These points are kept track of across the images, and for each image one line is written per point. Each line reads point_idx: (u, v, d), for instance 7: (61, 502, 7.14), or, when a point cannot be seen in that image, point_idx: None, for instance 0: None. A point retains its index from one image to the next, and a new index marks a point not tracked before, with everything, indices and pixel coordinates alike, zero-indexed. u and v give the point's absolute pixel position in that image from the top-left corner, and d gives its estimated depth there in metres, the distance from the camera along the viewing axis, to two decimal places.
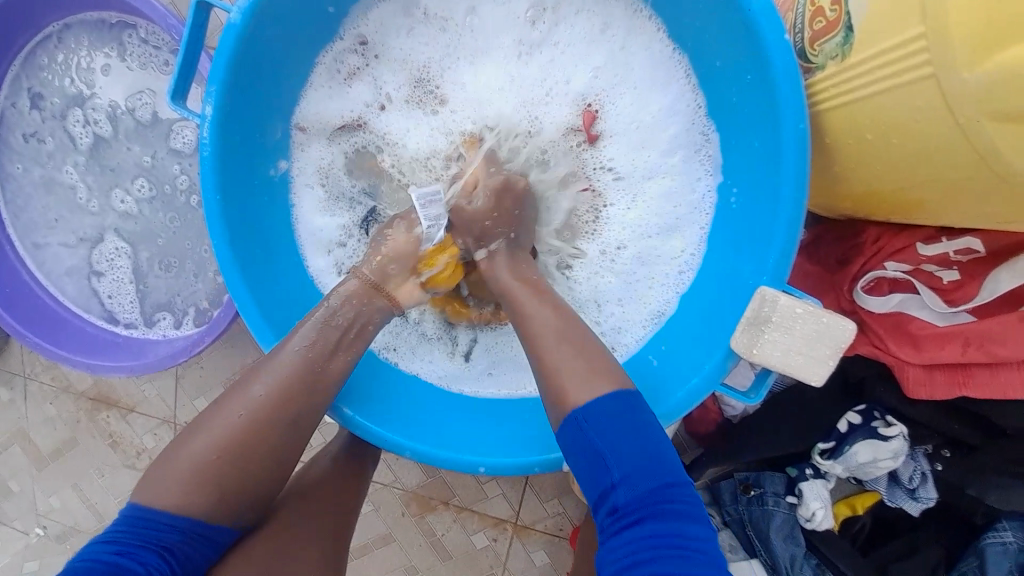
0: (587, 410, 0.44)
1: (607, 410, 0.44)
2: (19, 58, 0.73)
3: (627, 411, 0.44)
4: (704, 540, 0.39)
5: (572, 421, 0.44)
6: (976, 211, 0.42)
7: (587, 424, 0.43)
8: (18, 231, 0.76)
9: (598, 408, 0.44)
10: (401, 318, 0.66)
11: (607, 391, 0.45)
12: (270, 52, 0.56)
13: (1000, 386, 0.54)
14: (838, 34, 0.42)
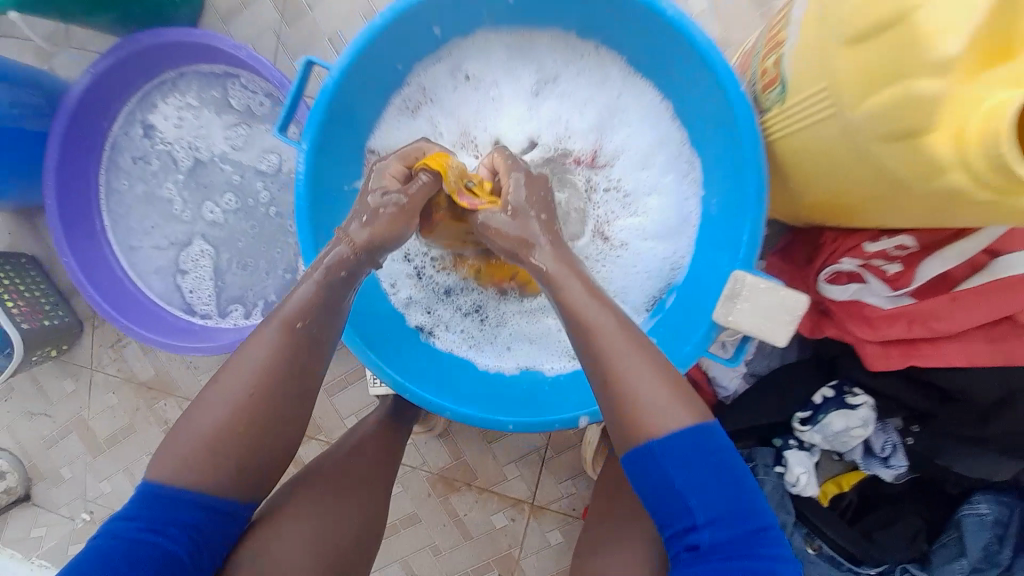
0: (661, 438, 0.49)
1: (681, 435, 0.49)
2: (134, 96, 0.87)
3: (703, 449, 0.49)
4: (773, 556, 0.48)
5: (646, 452, 0.49)
6: (896, 214, 0.50)
7: (662, 445, 0.49)
8: (118, 236, 0.91)
9: (673, 433, 0.49)
10: (438, 293, 0.78)
11: (686, 425, 0.49)
12: (354, 98, 0.67)
13: (943, 357, 0.60)
14: (778, 87, 0.54)
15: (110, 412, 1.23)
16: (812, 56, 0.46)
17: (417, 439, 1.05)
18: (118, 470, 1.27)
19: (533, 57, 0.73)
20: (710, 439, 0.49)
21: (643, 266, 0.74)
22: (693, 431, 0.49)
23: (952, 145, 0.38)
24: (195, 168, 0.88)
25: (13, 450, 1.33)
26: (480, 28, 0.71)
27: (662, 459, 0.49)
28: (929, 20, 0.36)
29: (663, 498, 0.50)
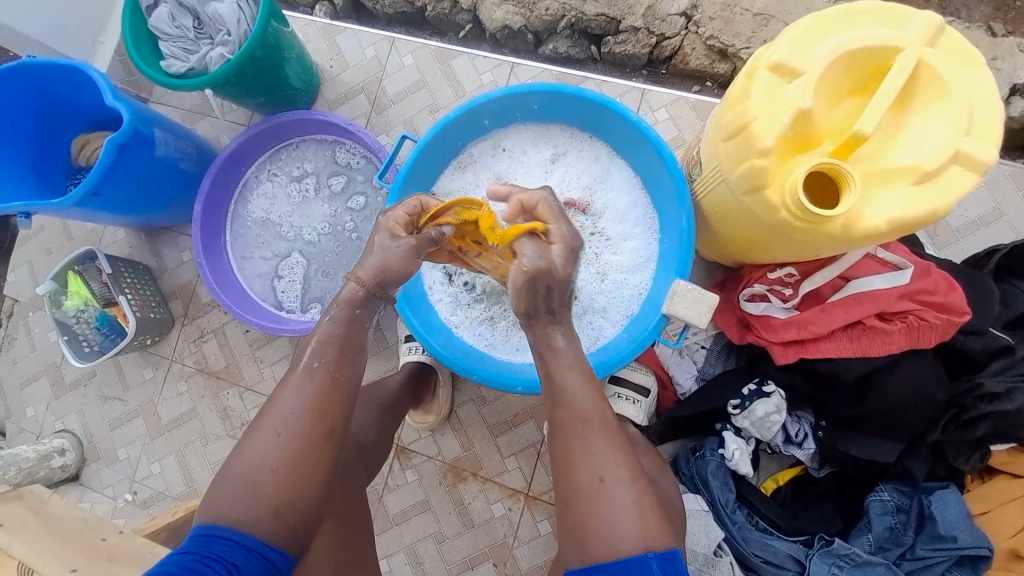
0: (659, 554, 0.62)
1: (671, 557, 0.63)
2: (266, 152, 1.23)
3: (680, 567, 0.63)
4: None
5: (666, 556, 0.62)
6: (768, 248, 0.78)
7: (659, 563, 0.62)
8: (234, 248, 1.23)
9: (666, 554, 0.62)
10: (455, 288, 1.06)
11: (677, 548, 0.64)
12: (427, 160, 1.02)
13: (825, 352, 0.85)
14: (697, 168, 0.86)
15: (178, 398, 1.32)
16: (710, 147, 0.77)
17: (434, 430, 1.19)
18: (171, 453, 1.30)
19: (548, 140, 1.07)
20: (682, 565, 0.63)
21: (619, 286, 1.02)
22: (672, 557, 0.63)
23: (780, 195, 0.67)
24: (304, 204, 1.23)
25: (75, 432, 1.34)
26: (515, 122, 1.06)
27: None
28: (758, 129, 0.66)
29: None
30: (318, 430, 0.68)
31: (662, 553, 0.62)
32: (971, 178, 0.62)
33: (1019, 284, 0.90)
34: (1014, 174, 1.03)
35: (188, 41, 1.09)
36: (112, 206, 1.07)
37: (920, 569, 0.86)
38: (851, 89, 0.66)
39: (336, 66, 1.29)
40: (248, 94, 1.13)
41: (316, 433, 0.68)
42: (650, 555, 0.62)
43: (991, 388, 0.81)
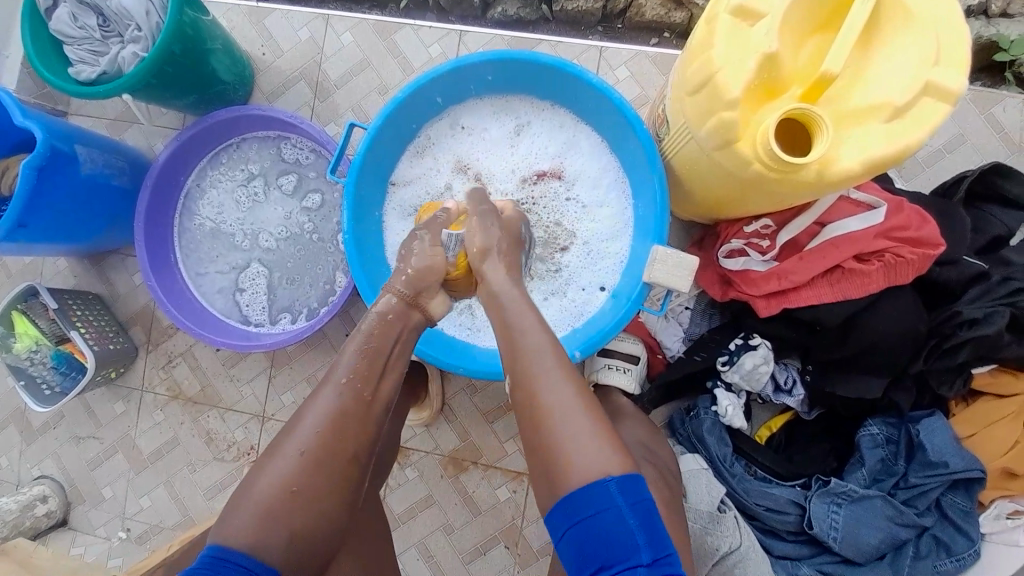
0: (618, 476, 0.59)
1: (630, 478, 0.59)
2: (206, 158, 1.14)
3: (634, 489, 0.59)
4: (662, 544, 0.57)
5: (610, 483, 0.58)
6: (744, 202, 0.75)
7: (619, 484, 0.58)
8: (188, 265, 1.15)
9: (625, 476, 0.59)
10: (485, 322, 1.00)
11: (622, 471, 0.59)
12: (381, 147, 0.95)
13: (808, 299, 0.85)
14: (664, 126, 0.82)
15: (156, 428, 1.25)
16: (676, 102, 0.73)
17: (429, 425, 1.17)
18: (159, 484, 1.24)
19: (508, 113, 1.01)
20: (641, 486, 0.60)
21: (596, 258, 0.99)
22: (631, 478, 0.60)
23: (752, 146, 0.64)
24: (255, 209, 1.15)
25: (55, 476, 1.25)
26: (469, 96, 0.99)
27: (618, 499, 0.58)
28: (724, 79, 0.62)
29: (595, 536, 0.57)
30: (304, 448, 0.64)
31: (620, 475, 0.59)
32: (943, 109, 0.60)
33: (987, 209, 0.91)
34: (975, 97, 1.02)
35: (94, 42, 0.97)
36: (47, 236, 0.98)
37: (913, 497, 0.89)
38: (816, 25, 0.62)
39: (270, 53, 1.18)
40: (174, 95, 1.02)
41: (302, 453, 0.64)
42: (606, 480, 0.59)
43: (969, 314, 0.83)
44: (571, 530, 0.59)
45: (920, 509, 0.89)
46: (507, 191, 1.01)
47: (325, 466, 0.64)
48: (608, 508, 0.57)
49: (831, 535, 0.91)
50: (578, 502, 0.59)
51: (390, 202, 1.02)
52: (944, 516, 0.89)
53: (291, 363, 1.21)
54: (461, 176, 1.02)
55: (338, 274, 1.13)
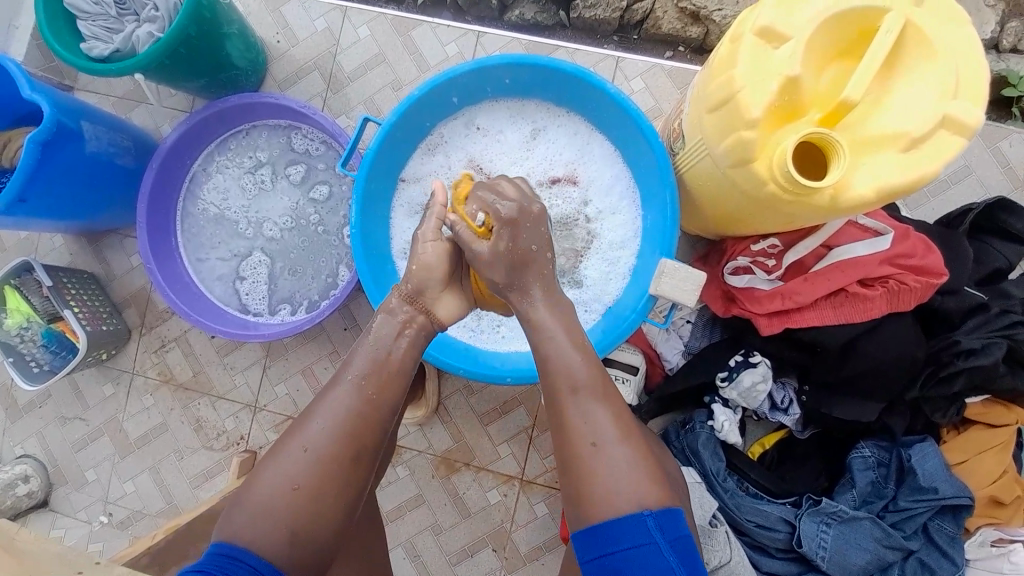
0: (655, 511, 0.60)
1: (667, 513, 0.61)
2: (214, 142, 1.12)
3: (674, 522, 0.60)
4: None
5: (642, 521, 0.59)
6: (756, 220, 0.76)
7: (656, 519, 0.60)
8: (189, 250, 1.13)
9: (661, 511, 0.61)
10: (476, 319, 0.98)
11: (660, 505, 0.61)
12: (394, 143, 0.95)
13: (811, 320, 0.86)
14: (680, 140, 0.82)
15: (145, 413, 1.23)
16: (694, 117, 0.74)
17: (423, 424, 1.16)
18: (144, 470, 1.22)
19: (523, 116, 1.01)
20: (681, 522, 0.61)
21: (602, 268, 0.99)
22: (667, 513, 0.61)
23: (768, 167, 0.65)
24: (261, 197, 1.14)
25: (37, 455, 1.23)
26: (486, 98, 0.99)
27: (656, 535, 0.59)
28: (746, 98, 0.62)
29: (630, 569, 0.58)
30: (310, 447, 0.64)
31: (659, 509, 0.60)
32: (958, 143, 0.61)
33: (988, 241, 0.93)
34: (981, 131, 1.04)
35: (109, 19, 0.96)
36: (47, 213, 0.96)
37: (902, 520, 0.90)
38: (839, 51, 0.63)
39: (284, 42, 1.17)
40: (186, 77, 1.01)
41: (307, 451, 0.63)
42: (646, 512, 0.60)
43: (967, 344, 0.85)
44: (600, 561, 0.60)
45: (907, 532, 0.90)
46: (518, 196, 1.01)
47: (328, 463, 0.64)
48: (646, 545, 0.58)
49: (819, 554, 0.91)
50: (613, 535, 0.60)
51: (399, 199, 1.02)
52: (931, 542, 0.89)
53: (287, 355, 1.20)
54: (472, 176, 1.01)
55: (341, 268, 1.13)
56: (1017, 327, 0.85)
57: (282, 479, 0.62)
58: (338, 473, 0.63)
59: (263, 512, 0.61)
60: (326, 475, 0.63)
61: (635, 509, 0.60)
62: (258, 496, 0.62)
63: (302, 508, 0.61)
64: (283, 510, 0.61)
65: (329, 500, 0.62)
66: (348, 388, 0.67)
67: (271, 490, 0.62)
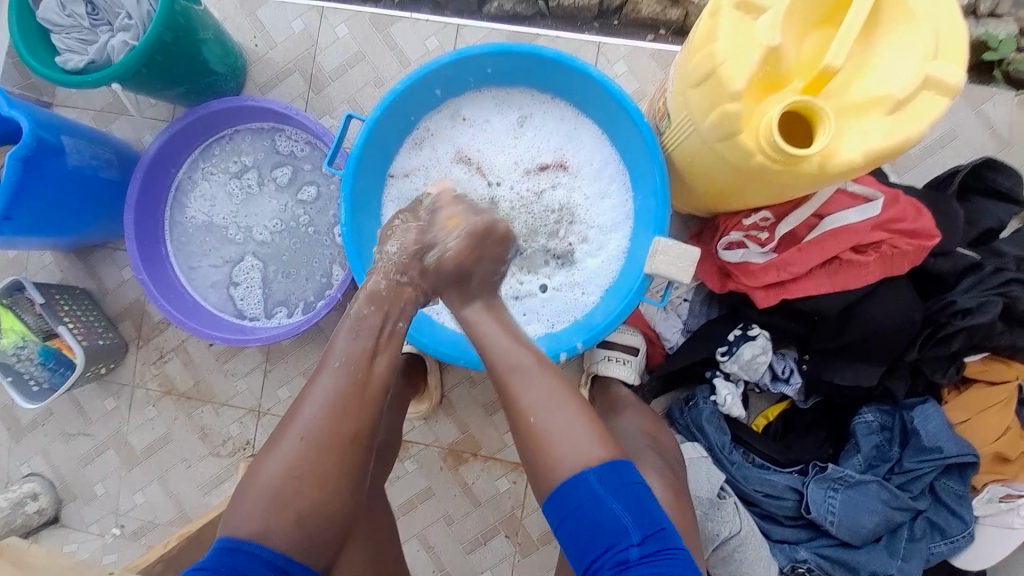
0: (596, 467, 0.62)
1: (610, 467, 0.62)
2: (198, 149, 1.11)
3: (618, 474, 0.62)
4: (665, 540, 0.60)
5: (583, 479, 0.61)
6: (747, 194, 0.76)
7: (597, 476, 0.61)
8: (180, 259, 1.13)
9: (602, 466, 0.62)
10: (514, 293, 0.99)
11: (603, 460, 0.62)
12: (380, 138, 0.94)
13: (807, 290, 0.86)
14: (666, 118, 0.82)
15: (149, 424, 1.22)
16: (677, 95, 0.73)
17: (428, 418, 1.16)
18: (152, 481, 1.22)
19: (508, 104, 1.00)
20: (627, 471, 0.63)
21: (597, 251, 0.99)
22: (609, 466, 0.62)
23: (755, 139, 0.65)
24: (249, 202, 1.13)
25: (44, 473, 1.22)
26: (469, 87, 0.99)
27: (600, 491, 0.61)
28: (728, 71, 0.62)
29: (585, 527, 0.60)
30: (305, 434, 0.64)
31: (598, 466, 0.62)
32: (941, 104, 0.61)
33: (979, 201, 0.93)
34: (967, 92, 1.04)
35: (83, 30, 0.94)
36: (33, 230, 0.95)
37: (908, 481, 0.91)
38: (819, 20, 0.63)
39: (263, 44, 1.16)
40: (165, 85, 1.00)
41: (303, 438, 0.64)
42: (588, 471, 0.62)
43: (963, 303, 0.85)
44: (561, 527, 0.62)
45: (914, 493, 0.91)
46: (508, 184, 1.00)
47: (329, 457, 0.63)
48: (590, 500, 0.60)
49: (829, 519, 0.92)
50: (564, 500, 0.62)
51: (389, 194, 1.01)
52: (939, 500, 0.91)
53: (287, 358, 1.20)
54: (460, 168, 1.01)
55: (335, 268, 1.12)
56: (1011, 283, 0.86)
57: (282, 471, 0.62)
58: (336, 459, 0.64)
59: (263, 499, 0.62)
60: (324, 461, 0.63)
61: (577, 469, 0.62)
62: (258, 483, 0.63)
63: (302, 493, 0.62)
64: (282, 494, 0.62)
65: (326, 485, 0.63)
66: (340, 373, 0.67)
67: (270, 476, 0.63)
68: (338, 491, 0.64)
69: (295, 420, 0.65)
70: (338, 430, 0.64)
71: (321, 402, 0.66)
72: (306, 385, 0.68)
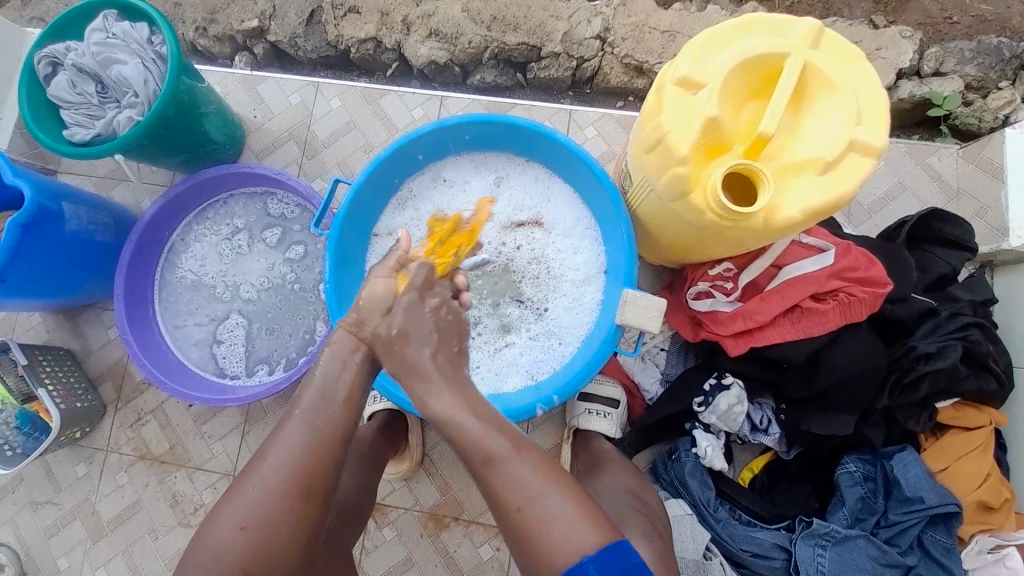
0: (595, 554, 0.58)
1: (607, 552, 0.59)
2: (193, 213, 1.17)
3: (614, 558, 0.59)
4: None
5: (582, 567, 0.58)
6: (708, 247, 0.80)
7: (596, 564, 0.58)
8: (166, 318, 1.15)
9: (600, 550, 0.59)
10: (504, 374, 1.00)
11: (601, 544, 0.59)
12: (364, 200, 0.99)
13: (775, 337, 0.89)
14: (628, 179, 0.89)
15: (119, 492, 1.18)
16: (635, 158, 0.80)
17: (408, 478, 1.13)
18: (117, 555, 1.16)
19: (486, 167, 1.08)
20: (621, 553, 0.59)
21: (572, 303, 1.02)
22: (607, 549, 0.59)
23: (703, 197, 0.70)
24: (238, 261, 1.17)
25: (10, 544, 1.16)
26: (450, 154, 1.06)
27: None
28: (675, 139, 0.69)
29: None
30: (260, 496, 0.63)
31: (597, 551, 0.58)
32: (869, 163, 0.68)
33: (931, 250, 0.98)
34: (910, 150, 1.13)
35: (92, 107, 1.02)
36: (25, 292, 0.98)
37: (895, 535, 0.89)
38: (752, 91, 0.70)
39: (261, 116, 1.25)
40: (166, 155, 1.07)
41: (261, 500, 0.63)
42: (586, 560, 0.58)
43: (923, 348, 0.88)
44: None
45: (903, 547, 0.89)
46: (486, 241, 1.05)
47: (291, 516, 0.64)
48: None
49: None
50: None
51: (372, 252, 1.06)
52: (928, 554, 0.88)
53: (266, 418, 1.18)
54: None
55: (318, 323, 1.14)
56: (969, 327, 0.89)
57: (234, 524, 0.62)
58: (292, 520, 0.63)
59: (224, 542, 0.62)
60: (281, 522, 0.63)
61: (575, 557, 0.58)
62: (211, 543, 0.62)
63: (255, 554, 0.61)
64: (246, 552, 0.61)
65: (282, 540, 0.63)
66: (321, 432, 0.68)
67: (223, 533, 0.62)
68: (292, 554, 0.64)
69: (254, 474, 0.65)
70: (300, 486, 0.65)
71: (290, 460, 0.66)
72: (272, 436, 0.68)
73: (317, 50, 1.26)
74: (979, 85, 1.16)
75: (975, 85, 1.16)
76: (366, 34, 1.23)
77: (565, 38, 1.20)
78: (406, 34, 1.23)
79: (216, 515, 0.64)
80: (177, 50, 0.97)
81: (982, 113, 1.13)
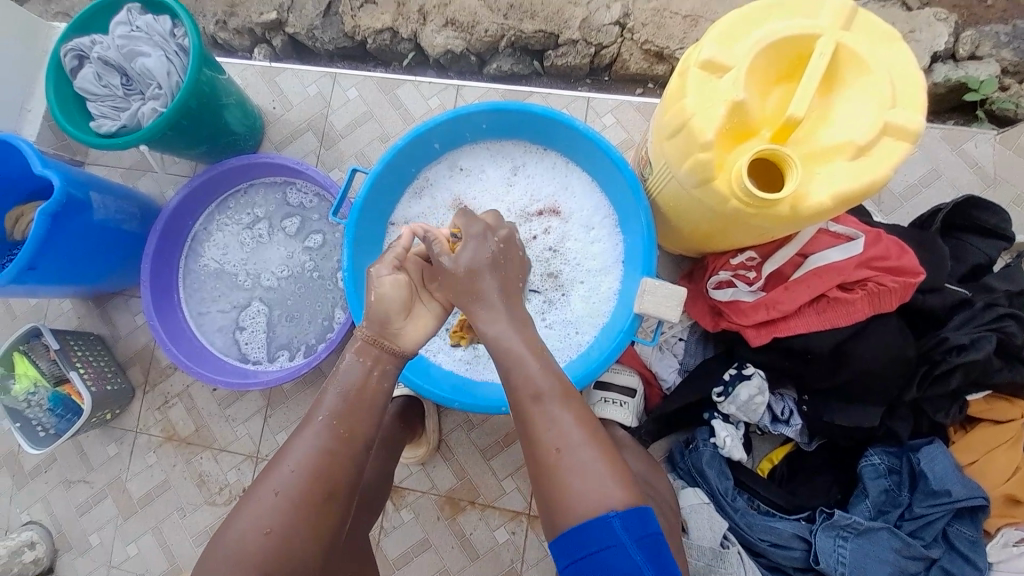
0: (621, 512, 0.59)
1: (633, 512, 0.59)
2: (215, 202, 1.19)
3: (642, 520, 0.60)
4: None
5: (605, 520, 0.59)
6: (730, 236, 0.79)
7: (621, 520, 0.59)
8: (191, 305, 1.17)
9: (628, 510, 0.59)
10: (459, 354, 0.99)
11: (629, 504, 0.60)
12: (381, 189, 1.00)
13: (798, 328, 0.87)
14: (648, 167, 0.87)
15: (147, 471, 1.22)
16: (657, 144, 0.78)
17: (425, 463, 1.14)
18: (146, 532, 1.20)
19: (503, 156, 1.07)
20: (646, 520, 0.60)
21: (590, 292, 1.02)
22: (633, 512, 0.60)
23: (728, 183, 0.69)
24: (259, 249, 1.19)
25: (44, 521, 1.21)
26: (466, 142, 1.06)
27: (622, 536, 0.58)
28: (698, 123, 0.67)
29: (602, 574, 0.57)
30: (294, 472, 0.65)
31: (624, 509, 0.59)
32: (902, 147, 0.65)
33: (964, 238, 0.95)
34: (944, 135, 1.08)
35: (117, 99, 1.04)
36: (57, 279, 1.01)
37: (920, 528, 0.87)
38: (779, 74, 0.68)
39: (280, 107, 1.27)
40: (188, 146, 1.09)
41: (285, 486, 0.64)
42: (611, 515, 0.59)
43: (956, 340, 0.85)
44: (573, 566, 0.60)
45: (927, 541, 0.86)
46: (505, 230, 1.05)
47: (321, 492, 0.65)
48: (612, 547, 0.58)
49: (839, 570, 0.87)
50: (582, 538, 0.60)
51: (390, 241, 1.06)
52: (954, 548, 0.86)
53: (287, 402, 1.21)
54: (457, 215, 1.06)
55: (336, 311, 1.16)
56: (1004, 318, 0.85)
57: (270, 503, 0.64)
58: (313, 513, 0.65)
59: (264, 510, 0.64)
60: (314, 504, 0.65)
61: (600, 511, 0.59)
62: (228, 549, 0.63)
63: (284, 538, 0.63)
64: (274, 522, 0.63)
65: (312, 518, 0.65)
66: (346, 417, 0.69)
67: (260, 510, 0.64)
68: (317, 541, 0.65)
69: (289, 454, 0.67)
70: (326, 464, 0.66)
71: (316, 436, 0.67)
72: (299, 425, 0.69)
73: (335, 41, 1.26)
74: (1016, 69, 1.10)
75: (1012, 69, 1.11)
76: (383, 24, 1.23)
77: (584, 24, 1.18)
78: (423, 24, 1.23)
79: (252, 495, 0.65)
80: (200, 41, 0.98)
81: (1021, 98, 1.08)
